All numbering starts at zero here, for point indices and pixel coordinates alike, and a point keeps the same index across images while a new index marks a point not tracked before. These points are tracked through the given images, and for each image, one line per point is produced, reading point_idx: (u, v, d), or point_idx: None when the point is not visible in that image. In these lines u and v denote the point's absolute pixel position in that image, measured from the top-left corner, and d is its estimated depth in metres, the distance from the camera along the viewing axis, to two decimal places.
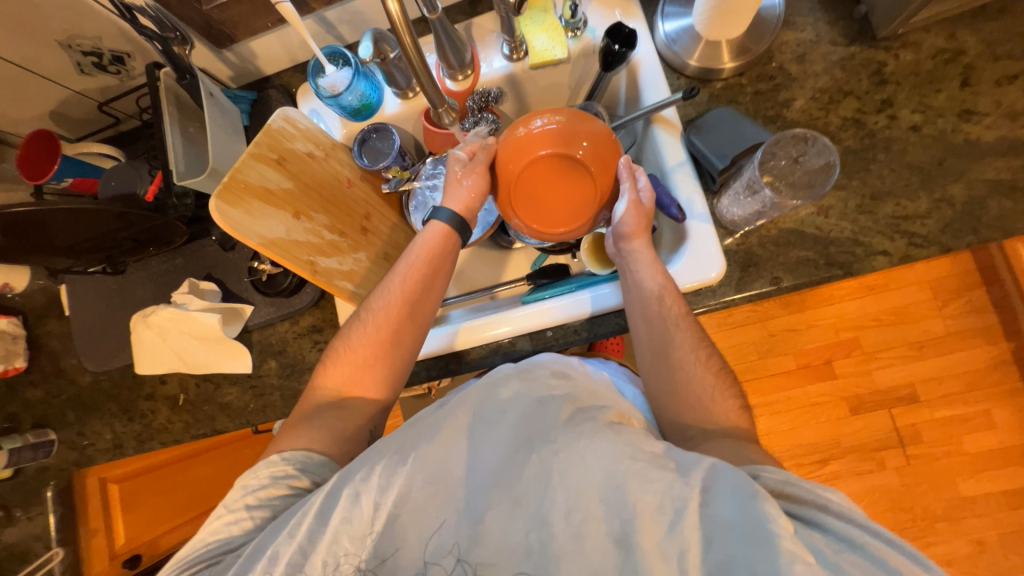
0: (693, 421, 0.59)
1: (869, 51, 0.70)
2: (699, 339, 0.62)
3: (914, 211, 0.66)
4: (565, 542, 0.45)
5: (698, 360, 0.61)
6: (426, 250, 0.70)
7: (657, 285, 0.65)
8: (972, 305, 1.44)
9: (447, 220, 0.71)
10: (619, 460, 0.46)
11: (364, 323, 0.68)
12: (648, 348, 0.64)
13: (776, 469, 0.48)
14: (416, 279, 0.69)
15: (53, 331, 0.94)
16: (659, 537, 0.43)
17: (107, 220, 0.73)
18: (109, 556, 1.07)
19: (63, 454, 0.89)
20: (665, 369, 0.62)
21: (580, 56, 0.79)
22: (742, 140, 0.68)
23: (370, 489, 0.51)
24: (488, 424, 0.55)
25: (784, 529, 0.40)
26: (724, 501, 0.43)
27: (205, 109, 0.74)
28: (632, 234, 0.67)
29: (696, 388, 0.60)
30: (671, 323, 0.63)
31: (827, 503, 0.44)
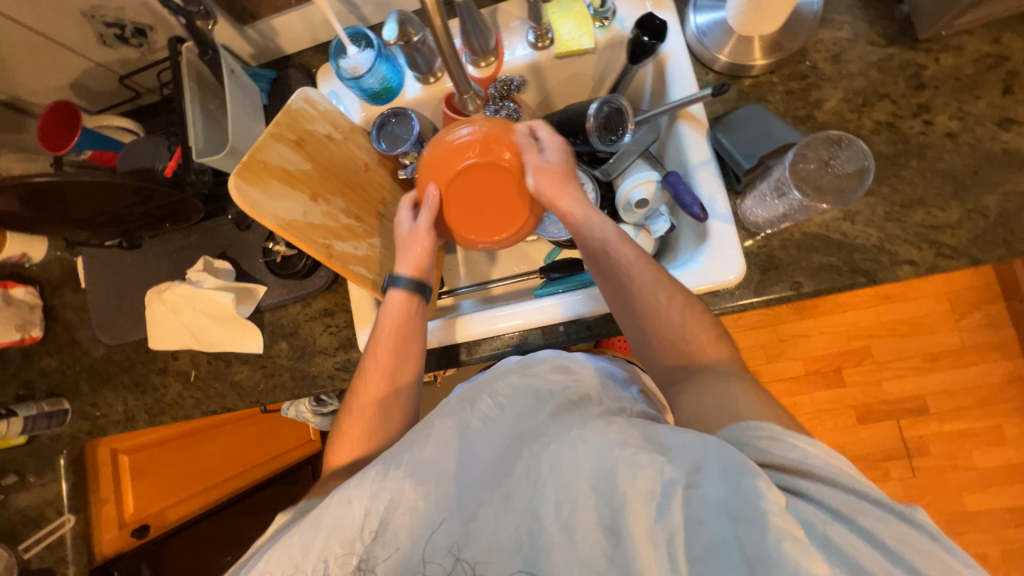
0: (677, 364, 0.59)
1: (908, 52, 0.68)
2: (657, 279, 0.62)
3: (945, 221, 0.64)
4: (556, 535, 0.45)
5: (661, 300, 0.61)
6: (390, 321, 0.69)
7: (597, 241, 0.66)
8: (989, 319, 1.41)
9: (406, 286, 0.71)
10: (610, 448, 0.46)
11: (349, 409, 0.67)
12: (614, 303, 0.65)
13: (761, 425, 0.47)
14: (387, 354, 0.68)
15: (69, 303, 0.96)
16: (648, 524, 0.42)
17: (125, 195, 0.73)
18: (118, 524, 1.04)
19: (77, 423, 0.92)
20: (632, 320, 0.63)
21: (607, 46, 0.77)
22: (770, 140, 0.66)
23: (361, 495, 0.51)
24: (481, 420, 0.57)
25: (775, 503, 0.38)
26: (714, 481, 0.41)
27: (226, 86, 0.73)
28: (555, 198, 0.68)
29: (664, 330, 0.60)
30: (623, 269, 0.64)
31: (810, 469, 0.43)
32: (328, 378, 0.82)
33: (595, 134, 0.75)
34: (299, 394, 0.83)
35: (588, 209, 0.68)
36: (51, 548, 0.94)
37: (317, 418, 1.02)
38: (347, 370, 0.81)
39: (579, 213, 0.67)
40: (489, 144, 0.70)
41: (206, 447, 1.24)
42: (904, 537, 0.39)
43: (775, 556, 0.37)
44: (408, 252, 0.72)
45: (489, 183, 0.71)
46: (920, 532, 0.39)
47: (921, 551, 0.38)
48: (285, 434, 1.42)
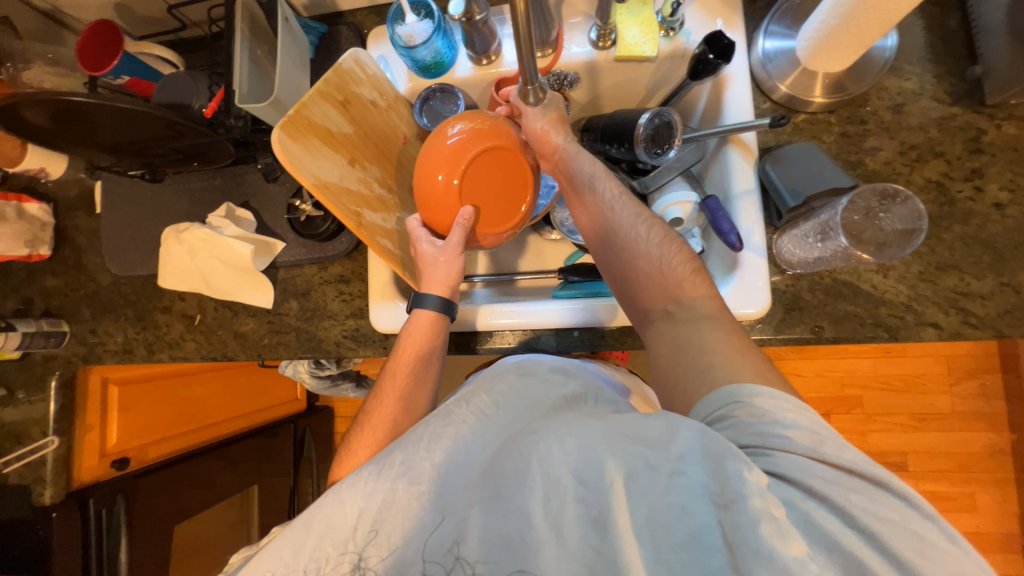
0: (655, 302, 0.62)
1: (971, 115, 0.67)
2: (636, 212, 0.66)
3: (976, 290, 0.64)
4: (545, 532, 0.45)
5: (642, 233, 0.64)
6: (412, 344, 0.69)
7: (584, 174, 0.69)
8: (985, 389, 1.42)
9: (434, 304, 0.69)
10: (597, 441, 0.47)
11: (363, 426, 0.69)
12: (597, 235, 0.68)
13: (739, 386, 0.49)
14: (404, 379, 0.68)
15: (81, 226, 0.94)
16: (634, 514, 0.43)
17: (159, 128, 0.71)
18: (99, 453, 1.02)
19: (73, 347, 0.92)
20: (612, 251, 0.65)
21: (668, 57, 0.75)
22: (820, 181, 0.65)
23: (354, 495, 0.50)
24: (474, 415, 0.57)
25: (756, 484, 0.40)
26: (696, 470, 0.42)
27: (279, 34, 0.71)
28: (547, 135, 0.70)
29: (642, 262, 0.63)
30: (607, 201, 0.67)
31: (787, 446, 0.43)
32: (334, 344, 0.81)
33: (641, 145, 0.73)
34: (302, 355, 0.83)
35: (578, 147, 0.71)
36: (31, 467, 0.93)
37: (313, 380, 1.02)
38: (354, 339, 0.81)
39: (569, 149, 0.70)
40: (481, 139, 0.69)
41: (196, 390, 1.26)
42: (880, 509, 0.40)
43: (756, 542, 0.38)
44: (436, 272, 0.70)
45: (490, 179, 0.70)
46: (899, 504, 0.40)
47: (900, 527, 0.39)
48: (270, 389, 1.50)
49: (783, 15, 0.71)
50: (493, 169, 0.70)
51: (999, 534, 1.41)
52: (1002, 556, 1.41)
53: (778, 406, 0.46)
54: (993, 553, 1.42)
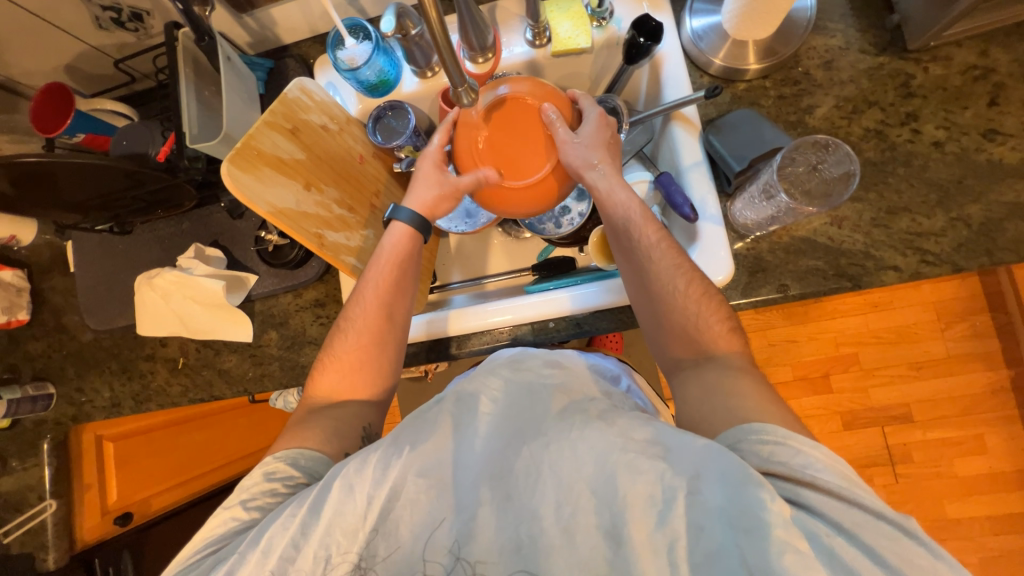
0: (685, 353, 0.61)
1: (898, 61, 0.69)
2: (676, 266, 0.61)
3: (929, 228, 0.65)
4: (556, 537, 0.45)
5: (679, 289, 0.61)
6: (391, 253, 0.69)
7: (621, 219, 0.64)
8: (974, 330, 1.43)
9: (409, 219, 0.70)
10: (611, 450, 0.45)
11: (341, 332, 0.67)
12: (630, 283, 0.65)
13: (771, 427, 0.47)
14: (384, 282, 0.68)
15: (57, 287, 0.95)
16: (649, 530, 0.42)
17: (117, 179, 0.73)
18: (101, 512, 1.02)
19: (61, 408, 0.91)
20: (648, 304, 0.62)
21: (604, 46, 0.78)
22: (761, 144, 0.66)
23: (364, 482, 0.49)
24: (483, 421, 0.53)
25: (778, 516, 0.39)
26: (714, 488, 0.41)
27: (222, 73, 0.73)
28: (583, 167, 0.63)
29: (677, 319, 0.61)
30: (644, 253, 0.63)
31: (813, 480, 0.43)
32: None
33: None
34: (287, 383, 0.83)
35: (613, 183, 0.65)
36: (31, 534, 0.92)
37: None
38: None
39: (605, 189, 0.64)
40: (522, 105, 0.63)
41: (193, 437, 1.24)
42: (904, 554, 0.39)
43: (776, 568, 0.37)
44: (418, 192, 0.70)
45: (517, 138, 0.63)
46: (928, 553, 0.39)
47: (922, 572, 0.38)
48: (270, 425, 1.47)
49: None
50: (522, 131, 0.63)
51: (1013, 472, 1.41)
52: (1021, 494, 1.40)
53: (812, 451, 0.45)
54: (1012, 492, 1.41)
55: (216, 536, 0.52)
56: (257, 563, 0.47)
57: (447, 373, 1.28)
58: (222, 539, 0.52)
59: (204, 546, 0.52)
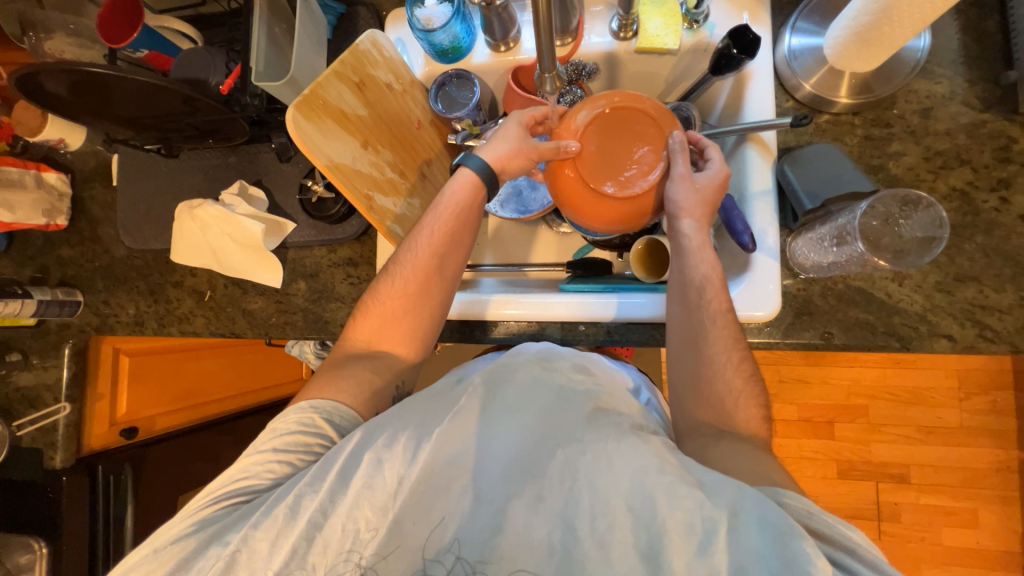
0: (710, 420, 0.57)
1: (1003, 122, 0.65)
2: (732, 340, 0.59)
3: (994, 303, 0.62)
4: (591, 549, 0.44)
5: (728, 361, 0.58)
6: (453, 203, 0.66)
7: (700, 276, 0.61)
8: (995, 406, 1.39)
9: (479, 168, 0.66)
10: (649, 470, 0.44)
11: (391, 277, 0.66)
12: (676, 335, 0.62)
13: (800, 498, 0.45)
14: (440, 236, 0.66)
15: (96, 198, 0.95)
16: (688, 558, 0.41)
17: (175, 103, 0.72)
18: (108, 422, 1.05)
19: (86, 317, 0.93)
20: (689, 365, 0.60)
21: (690, 50, 0.74)
22: (839, 185, 0.63)
23: (394, 459, 0.49)
24: (509, 412, 0.53)
25: (823, 571, 0.36)
26: (753, 530, 0.40)
27: (297, 13, 0.72)
28: (681, 212, 0.61)
29: (719, 387, 0.58)
30: (707, 315, 0.60)
31: (854, 548, 0.41)
32: (340, 326, 0.82)
33: None
34: (307, 335, 0.83)
35: (704, 242, 0.62)
36: (43, 431, 0.95)
37: (318, 361, 1.03)
38: None
39: (695, 245, 0.61)
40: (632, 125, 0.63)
41: (205, 364, 1.26)
42: None
43: None
44: (495, 143, 0.66)
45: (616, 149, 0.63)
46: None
47: None
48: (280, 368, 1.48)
49: (812, 12, 0.69)
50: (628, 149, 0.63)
51: (1000, 552, 1.39)
52: (1002, 575, 1.39)
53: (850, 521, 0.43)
54: (993, 570, 1.40)
55: (254, 488, 0.54)
56: (285, 521, 0.48)
57: (458, 349, 1.28)
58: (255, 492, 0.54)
59: (240, 491, 0.54)
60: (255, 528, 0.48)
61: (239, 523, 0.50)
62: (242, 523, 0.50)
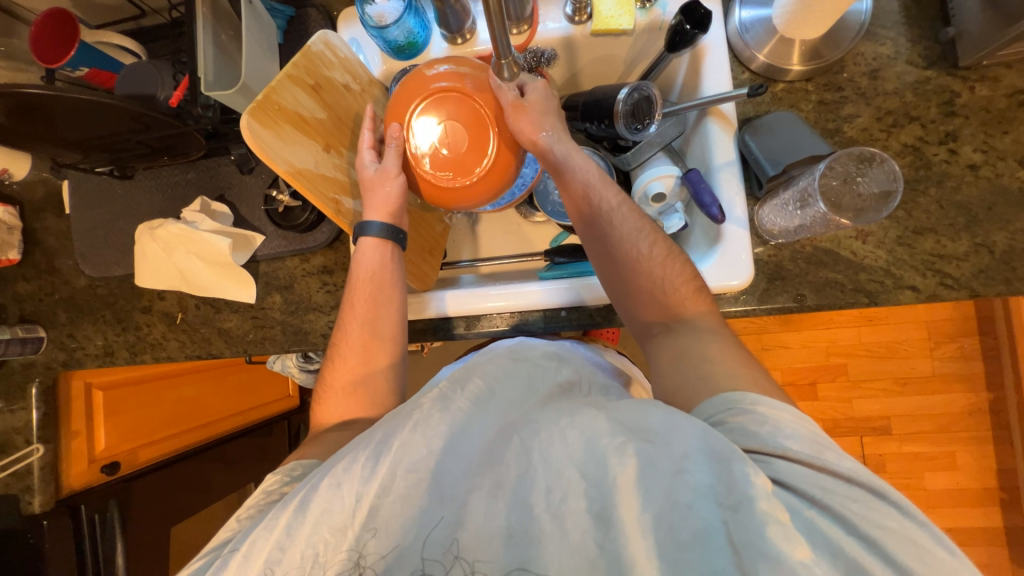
0: (656, 318, 0.62)
1: (946, 78, 0.68)
2: (640, 229, 0.64)
3: (952, 252, 0.65)
4: (547, 523, 0.44)
5: (642, 252, 0.63)
6: (366, 269, 0.68)
7: (581, 186, 0.67)
8: (963, 351, 1.46)
9: (378, 231, 0.66)
10: (600, 434, 0.46)
11: (334, 361, 0.69)
12: (596, 251, 0.66)
13: (733, 397, 0.49)
14: (362, 307, 0.67)
15: (50, 228, 0.91)
16: (637, 510, 0.41)
17: (123, 121, 0.69)
18: (88, 459, 1.00)
19: (52, 353, 0.89)
20: (613, 271, 0.64)
21: (645, 30, 0.75)
22: (799, 149, 0.65)
23: (353, 480, 0.47)
24: (467, 399, 0.53)
25: (762, 488, 0.39)
26: (701, 468, 0.41)
27: (243, 18, 0.69)
28: (536, 129, 0.65)
29: (644, 281, 0.62)
30: (607, 218, 0.66)
31: (786, 452, 0.43)
32: (321, 336, 0.81)
33: (620, 122, 0.73)
34: (288, 348, 0.82)
35: (569, 150, 0.67)
36: (17, 477, 0.91)
37: (303, 374, 1.01)
38: None
39: (562, 155, 0.66)
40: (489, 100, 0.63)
41: (184, 391, 1.23)
42: (879, 518, 0.39)
43: (763, 542, 0.37)
44: (377, 197, 0.66)
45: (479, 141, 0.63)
46: (898, 513, 0.40)
47: (900, 535, 0.38)
48: (264, 387, 1.45)
49: None
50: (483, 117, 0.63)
51: (980, 489, 1.47)
52: (983, 511, 1.46)
53: (776, 414, 0.46)
54: (975, 508, 1.47)
55: (213, 546, 0.53)
56: (241, 565, 0.48)
57: (445, 349, 1.27)
58: (208, 557, 0.51)
59: (201, 555, 0.52)
60: None
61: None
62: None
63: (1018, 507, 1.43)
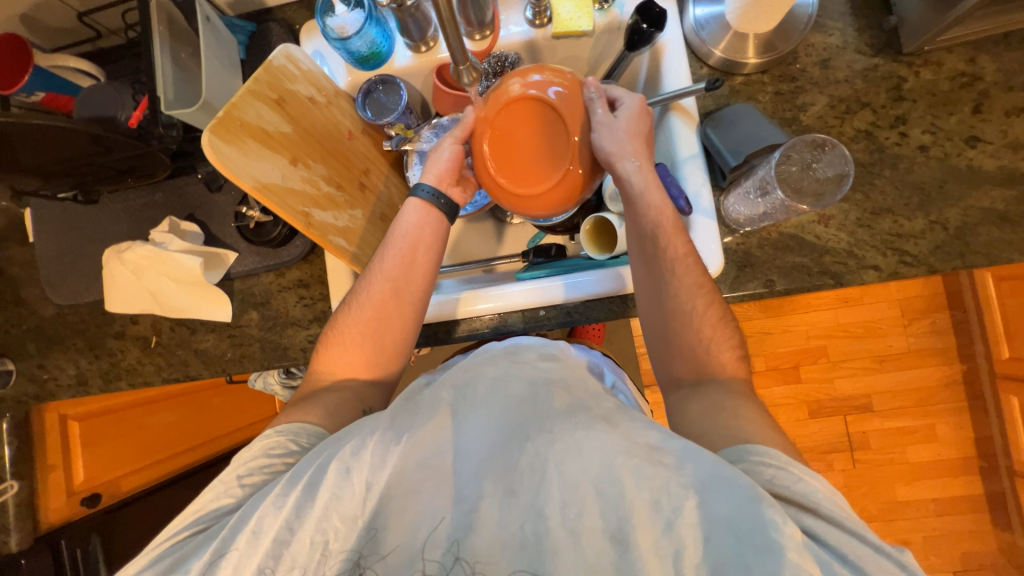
0: (687, 373, 0.61)
1: (892, 64, 0.70)
2: (699, 285, 0.61)
3: (909, 230, 0.68)
4: (562, 538, 0.43)
5: (695, 309, 0.61)
6: (406, 231, 0.69)
7: (649, 224, 0.62)
8: (934, 326, 1.51)
9: (426, 195, 0.69)
10: (616, 454, 0.44)
11: (349, 307, 0.67)
12: (643, 289, 0.64)
13: (771, 451, 0.48)
14: (394, 263, 0.67)
15: (14, 258, 0.88)
16: (655, 537, 0.41)
17: (84, 144, 0.68)
18: (67, 492, 0.98)
19: (21, 386, 0.86)
20: (662, 317, 0.62)
21: (605, 31, 0.76)
22: (757, 139, 0.67)
23: (362, 467, 0.49)
24: (478, 407, 0.52)
25: (793, 539, 0.38)
26: (721, 500, 0.41)
27: (201, 33, 0.69)
28: (616, 157, 0.62)
29: (689, 337, 0.61)
30: (667, 264, 0.62)
31: (817, 505, 0.43)
32: (301, 351, 0.80)
33: None
34: (269, 365, 0.81)
35: (648, 182, 0.62)
36: None
37: (286, 390, 1.00)
38: None
39: (639, 187, 0.62)
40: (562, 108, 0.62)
41: (164, 417, 1.20)
42: None
43: None
44: (433, 163, 0.70)
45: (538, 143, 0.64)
46: None
47: None
48: (250, 406, 1.43)
49: None
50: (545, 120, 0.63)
51: (959, 459, 1.51)
52: (964, 480, 1.51)
53: (812, 476, 0.46)
54: (957, 477, 1.51)
55: (213, 514, 0.52)
56: (247, 543, 0.47)
57: (431, 355, 1.27)
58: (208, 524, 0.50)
59: (194, 521, 0.51)
60: (219, 557, 0.47)
61: (199, 554, 0.47)
62: (204, 550, 0.48)
63: (996, 473, 1.48)
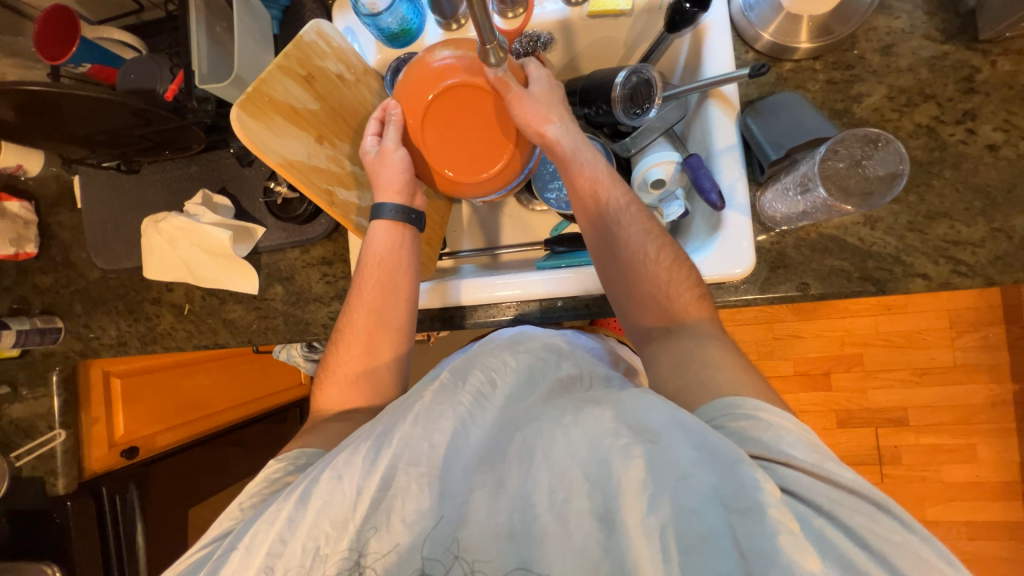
0: (656, 322, 0.61)
1: (965, 52, 0.64)
2: (648, 231, 0.63)
3: (967, 237, 0.62)
4: (550, 523, 0.44)
5: (649, 255, 0.62)
6: (379, 253, 0.68)
7: (588, 183, 0.65)
8: (986, 341, 1.40)
9: (391, 215, 0.68)
10: (604, 435, 0.45)
11: (338, 346, 0.69)
12: (599, 249, 0.65)
13: (746, 399, 0.48)
14: (371, 292, 0.67)
15: (64, 223, 0.94)
16: (641, 515, 0.41)
17: (125, 115, 0.70)
18: (108, 444, 1.05)
19: (70, 342, 0.93)
20: (619, 271, 0.63)
21: (644, 10, 0.72)
22: (802, 132, 0.62)
23: (353, 472, 0.48)
24: (471, 394, 0.53)
25: (772, 496, 0.38)
26: (702, 470, 0.41)
27: (234, 7, 0.69)
28: (542, 124, 0.64)
29: (648, 285, 0.62)
30: (615, 216, 0.64)
31: (790, 459, 0.42)
32: (322, 327, 0.82)
33: (619, 106, 0.73)
34: (291, 338, 0.83)
35: (578, 144, 0.67)
36: (41, 460, 0.96)
37: (308, 364, 1.03)
38: None
39: (571, 148, 0.66)
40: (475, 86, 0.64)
41: (199, 379, 1.27)
42: (883, 532, 0.38)
43: (773, 548, 0.36)
44: (383, 177, 0.68)
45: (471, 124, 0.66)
46: (900, 526, 0.39)
47: (901, 546, 0.38)
48: (276, 374, 1.49)
49: None
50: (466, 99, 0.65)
51: (1001, 483, 1.42)
52: (1004, 505, 1.42)
53: (781, 421, 0.45)
54: (997, 501, 1.42)
55: (217, 533, 0.53)
56: (241, 560, 0.47)
57: (450, 339, 1.28)
58: (210, 546, 0.52)
59: (202, 545, 0.52)
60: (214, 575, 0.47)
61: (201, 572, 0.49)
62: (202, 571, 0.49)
63: None
